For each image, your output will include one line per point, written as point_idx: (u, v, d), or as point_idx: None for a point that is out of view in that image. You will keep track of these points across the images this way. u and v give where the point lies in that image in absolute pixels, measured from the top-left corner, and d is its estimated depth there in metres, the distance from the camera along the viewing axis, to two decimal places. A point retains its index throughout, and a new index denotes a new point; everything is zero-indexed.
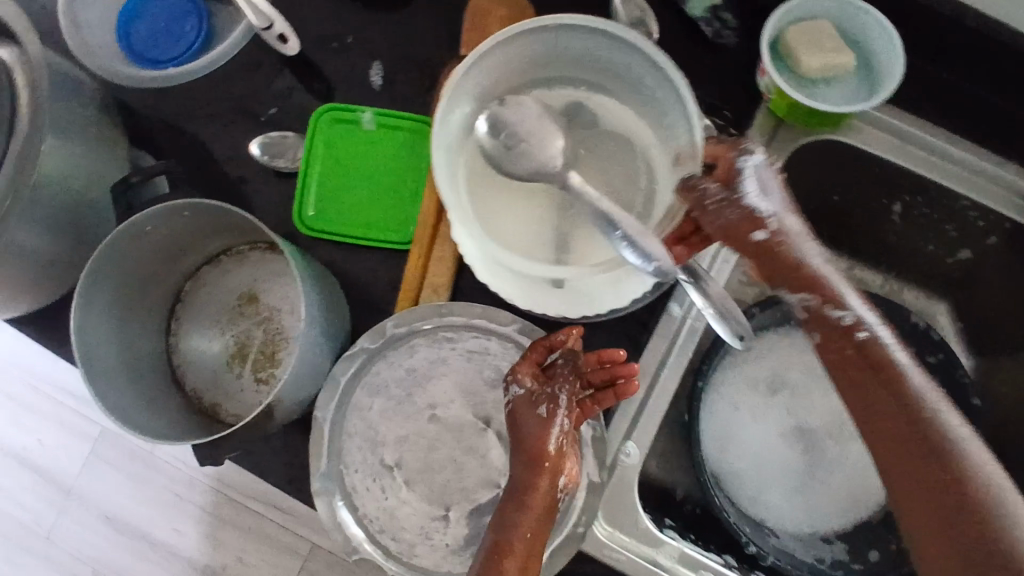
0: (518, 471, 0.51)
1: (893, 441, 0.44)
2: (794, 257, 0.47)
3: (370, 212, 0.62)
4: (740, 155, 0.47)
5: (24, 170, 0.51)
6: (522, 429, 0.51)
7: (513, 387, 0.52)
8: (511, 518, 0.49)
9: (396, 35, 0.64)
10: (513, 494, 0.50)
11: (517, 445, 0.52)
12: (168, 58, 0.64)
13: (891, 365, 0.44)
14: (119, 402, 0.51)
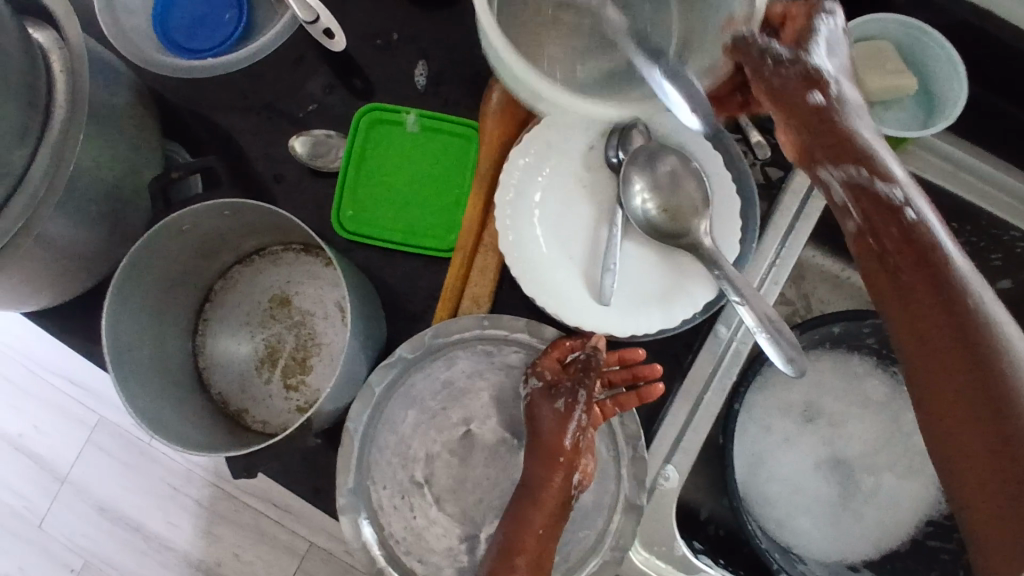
0: (533, 465, 0.51)
1: (946, 361, 0.37)
2: (841, 130, 0.41)
3: (411, 217, 0.60)
4: (820, 12, 0.43)
5: (61, 162, 0.49)
6: (538, 422, 0.52)
7: (532, 381, 0.53)
8: (521, 513, 0.49)
9: (443, 36, 0.62)
10: (526, 488, 0.50)
11: (532, 439, 0.52)
12: (204, 48, 0.61)
13: (938, 251, 0.39)
14: (150, 408, 0.49)
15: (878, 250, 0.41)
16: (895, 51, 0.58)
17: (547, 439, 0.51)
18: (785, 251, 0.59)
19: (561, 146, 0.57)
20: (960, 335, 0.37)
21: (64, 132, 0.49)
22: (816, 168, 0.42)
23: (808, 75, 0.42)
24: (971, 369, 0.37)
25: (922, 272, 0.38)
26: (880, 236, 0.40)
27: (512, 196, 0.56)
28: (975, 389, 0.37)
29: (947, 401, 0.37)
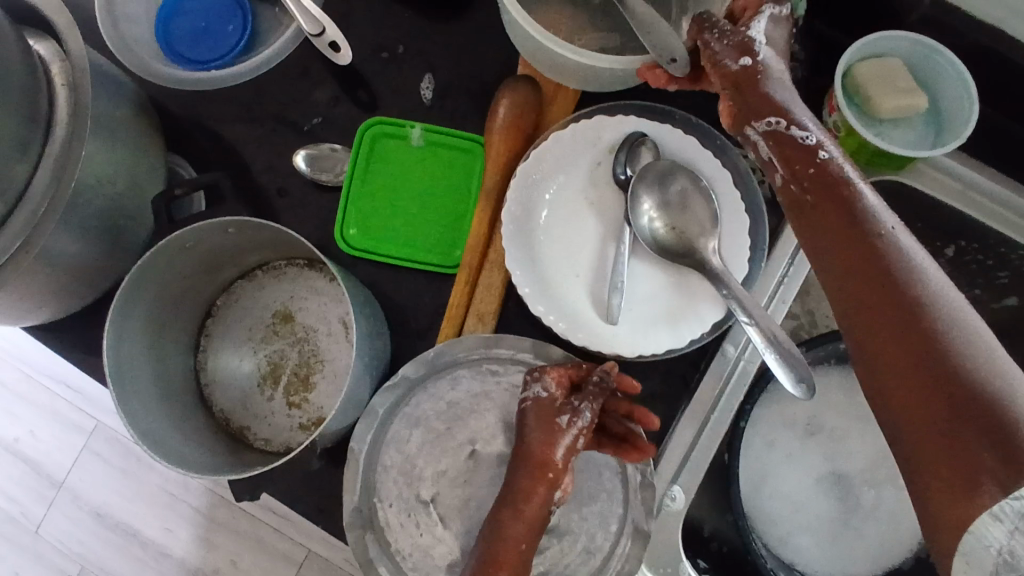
0: (519, 474, 0.48)
1: (868, 308, 0.39)
2: (767, 95, 0.45)
3: (416, 233, 0.59)
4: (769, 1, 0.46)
5: (63, 178, 0.48)
6: (532, 431, 0.49)
7: (536, 388, 0.50)
8: (503, 522, 0.47)
9: (450, 50, 0.61)
10: (509, 497, 0.48)
11: (521, 447, 0.49)
12: (208, 60, 0.61)
13: (846, 183, 0.42)
14: (151, 427, 0.49)
15: (800, 195, 0.44)
16: (905, 68, 0.57)
17: (539, 451, 0.48)
18: (792, 269, 0.58)
19: (568, 164, 0.57)
20: (881, 282, 0.39)
21: (66, 148, 0.49)
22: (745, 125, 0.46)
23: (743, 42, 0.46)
24: (884, 309, 0.38)
25: (835, 201, 0.42)
26: (805, 182, 0.44)
27: (517, 213, 0.56)
28: (893, 333, 0.38)
29: (870, 315, 0.39)
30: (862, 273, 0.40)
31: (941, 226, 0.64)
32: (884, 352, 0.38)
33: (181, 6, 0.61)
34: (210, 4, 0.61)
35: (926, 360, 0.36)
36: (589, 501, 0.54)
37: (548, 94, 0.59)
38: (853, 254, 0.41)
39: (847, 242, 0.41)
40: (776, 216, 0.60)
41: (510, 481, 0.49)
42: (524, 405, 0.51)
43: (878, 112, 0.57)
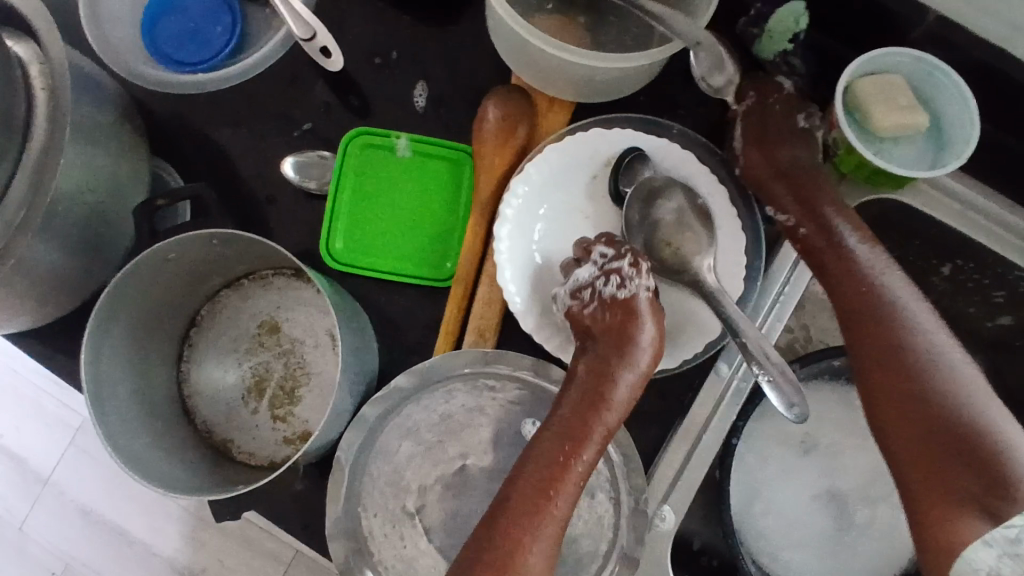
0: (618, 348, 0.46)
1: (878, 372, 0.45)
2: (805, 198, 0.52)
3: (407, 244, 0.58)
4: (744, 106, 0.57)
5: (42, 188, 0.47)
6: (639, 316, 0.47)
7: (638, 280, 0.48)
8: (611, 391, 0.45)
9: (443, 57, 0.60)
10: (611, 369, 0.46)
11: (624, 327, 0.46)
12: (195, 61, 0.59)
13: (843, 244, 0.49)
14: (130, 444, 0.48)
15: (815, 247, 0.50)
16: (906, 86, 0.56)
17: (641, 334, 0.46)
18: (791, 283, 0.57)
19: (562, 177, 0.56)
20: (887, 353, 0.45)
21: (45, 156, 0.47)
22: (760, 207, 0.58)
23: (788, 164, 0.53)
24: (891, 378, 0.44)
25: (840, 258, 0.48)
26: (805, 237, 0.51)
27: (511, 226, 0.54)
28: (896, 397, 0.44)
29: (882, 369, 0.45)
30: (874, 347, 0.45)
31: (938, 245, 0.63)
32: (894, 406, 0.44)
33: (169, 5, 0.59)
34: (199, 4, 0.60)
35: (929, 425, 0.43)
36: (578, 518, 0.54)
37: (543, 105, 0.58)
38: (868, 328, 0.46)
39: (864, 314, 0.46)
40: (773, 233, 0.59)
41: (602, 355, 0.46)
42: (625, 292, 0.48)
43: (878, 129, 0.56)
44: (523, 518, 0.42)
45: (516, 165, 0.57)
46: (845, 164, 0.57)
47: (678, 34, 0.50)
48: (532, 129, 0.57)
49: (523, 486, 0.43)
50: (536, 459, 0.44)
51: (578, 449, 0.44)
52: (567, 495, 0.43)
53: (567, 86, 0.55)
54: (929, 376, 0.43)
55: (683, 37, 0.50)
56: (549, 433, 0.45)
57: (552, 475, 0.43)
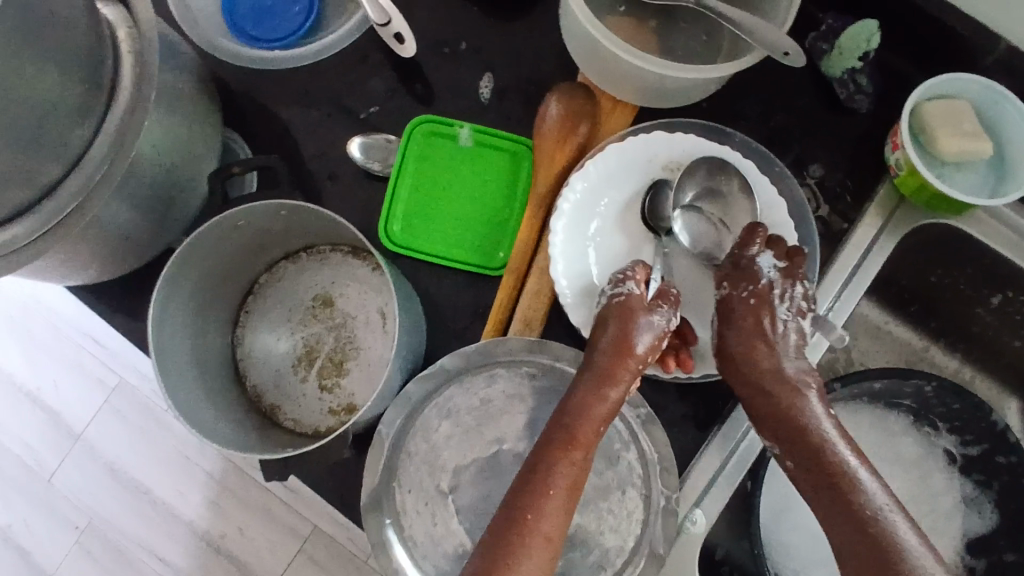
0: (605, 361, 0.49)
1: (824, 491, 0.44)
2: (761, 370, 0.48)
3: (461, 231, 0.59)
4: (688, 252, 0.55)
5: (124, 147, 0.49)
6: (627, 324, 0.49)
7: (630, 286, 0.51)
8: (587, 403, 0.48)
9: (511, 52, 0.61)
10: (598, 380, 0.48)
11: (609, 338, 0.49)
12: (271, 38, 0.61)
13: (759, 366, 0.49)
14: (186, 398, 0.49)
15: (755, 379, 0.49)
16: (972, 112, 0.56)
17: (628, 343, 0.49)
18: (836, 307, 0.58)
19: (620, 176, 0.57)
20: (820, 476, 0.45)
21: (128, 117, 0.49)
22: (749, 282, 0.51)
23: (743, 323, 0.50)
24: (841, 506, 0.43)
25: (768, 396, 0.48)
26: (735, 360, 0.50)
27: (566, 221, 0.55)
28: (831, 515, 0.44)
29: (816, 493, 0.45)
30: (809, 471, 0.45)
31: (988, 276, 0.64)
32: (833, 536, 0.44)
33: None
34: None
35: (877, 536, 0.42)
36: (609, 514, 0.54)
37: (606, 106, 0.59)
38: (812, 461, 0.45)
39: (815, 449, 0.45)
40: (827, 249, 0.59)
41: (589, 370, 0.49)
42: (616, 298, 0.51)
43: (941, 154, 0.56)
44: (506, 534, 0.44)
45: (575, 162, 0.58)
46: (904, 186, 0.57)
47: (764, 41, 0.50)
48: (594, 127, 0.58)
49: (510, 502, 0.45)
50: (522, 472, 0.46)
51: (557, 462, 0.46)
52: (549, 510, 0.45)
53: (637, 88, 0.56)
54: (846, 506, 0.43)
55: (772, 46, 0.50)
56: (537, 449, 0.47)
57: (529, 485, 0.45)
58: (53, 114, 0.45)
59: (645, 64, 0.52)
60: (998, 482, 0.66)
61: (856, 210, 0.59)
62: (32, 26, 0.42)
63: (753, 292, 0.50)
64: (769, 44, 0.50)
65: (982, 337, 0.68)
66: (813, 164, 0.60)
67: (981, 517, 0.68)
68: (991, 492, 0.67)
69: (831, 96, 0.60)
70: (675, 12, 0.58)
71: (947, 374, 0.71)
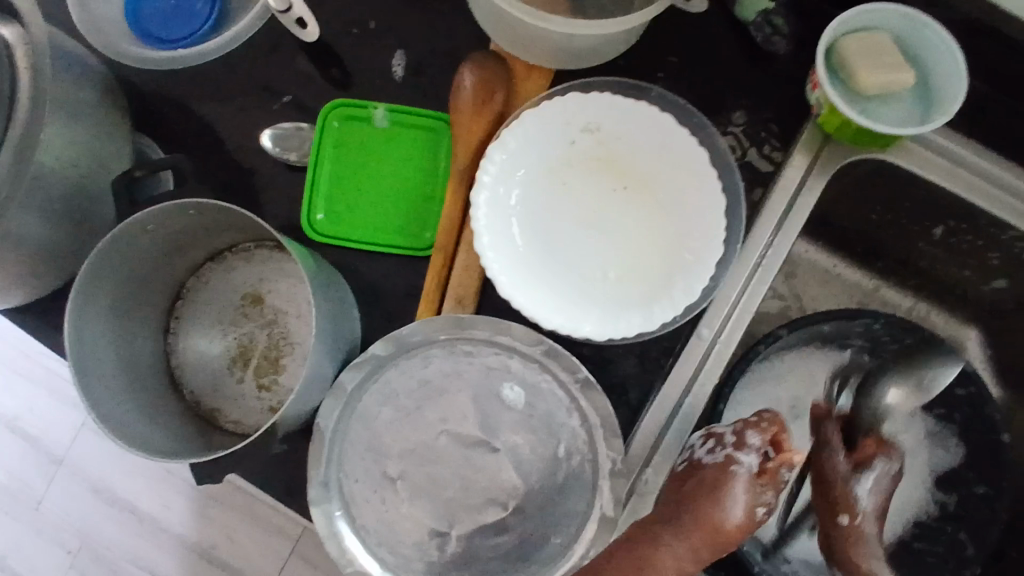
0: (692, 524, 0.44)
1: None
2: (858, 527, 0.52)
3: (386, 213, 0.58)
4: (753, 436, 0.46)
5: (24, 160, 0.48)
6: (723, 490, 0.45)
7: (748, 458, 0.46)
8: (658, 559, 0.43)
9: (421, 26, 0.60)
10: (670, 541, 0.44)
11: (701, 497, 0.45)
12: (177, 38, 0.60)
13: (855, 531, 0.52)
14: (114, 410, 0.49)
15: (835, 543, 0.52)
16: (891, 43, 0.56)
17: (725, 515, 0.44)
18: (770, 253, 0.57)
19: (540, 142, 0.56)
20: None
21: (27, 131, 0.48)
22: (792, 466, 0.46)
23: (769, 490, 0.45)
24: None
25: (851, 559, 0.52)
26: (850, 530, 0.52)
27: (488, 193, 0.54)
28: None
29: None
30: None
31: (930, 209, 0.62)
32: None
33: None
34: None
35: None
36: (559, 482, 0.53)
37: (522, 72, 0.57)
38: None
39: None
40: (759, 196, 0.58)
41: (672, 524, 0.44)
42: (725, 460, 0.46)
43: (864, 87, 0.55)
44: None
45: (494, 133, 0.57)
46: (829, 125, 0.56)
47: None
48: (509, 96, 0.57)
49: None
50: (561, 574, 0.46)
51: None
52: None
53: (547, 49, 0.55)
54: None
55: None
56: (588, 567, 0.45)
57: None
58: None
59: (548, 22, 0.51)
60: (959, 415, 0.65)
61: (784, 153, 0.59)
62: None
63: (892, 485, 0.54)
64: None
65: (930, 270, 0.68)
66: (737, 111, 0.59)
67: (947, 452, 0.66)
68: (954, 425, 0.66)
69: (749, 40, 0.59)
70: None
71: (900, 311, 0.71)
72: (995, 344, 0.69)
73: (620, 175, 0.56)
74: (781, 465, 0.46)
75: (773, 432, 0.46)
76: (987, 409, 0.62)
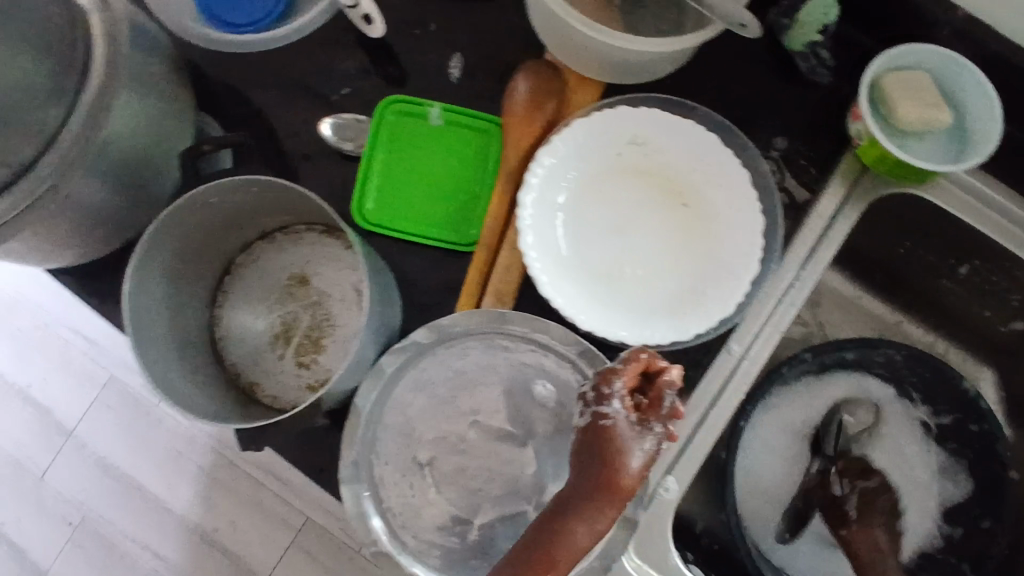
0: (588, 485, 0.41)
1: None
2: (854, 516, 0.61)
3: (433, 208, 0.60)
4: (618, 376, 0.42)
5: (95, 125, 0.49)
6: (612, 449, 0.41)
7: (617, 405, 0.42)
8: (563, 530, 0.41)
9: (480, 31, 0.62)
10: (573, 512, 0.41)
11: (595, 466, 0.41)
12: (243, 23, 0.62)
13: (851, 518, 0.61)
14: (163, 373, 0.51)
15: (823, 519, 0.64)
16: (931, 82, 0.58)
17: (621, 470, 0.41)
18: (805, 274, 0.58)
19: (588, 148, 0.57)
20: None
21: (100, 96, 0.50)
22: (674, 381, 0.43)
23: (659, 424, 0.42)
24: None
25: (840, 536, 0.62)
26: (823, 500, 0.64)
27: (534, 194, 0.56)
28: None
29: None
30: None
31: (952, 244, 0.65)
32: None
33: None
34: None
35: None
36: None
37: (573, 82, 0.60)
38: None
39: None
40: (792, 220, 0.60)
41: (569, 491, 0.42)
42: (603, 416, 0.42)
43: (902, 123, 0.57)
44: None
45: (543, 138, 0.59)
46: (866, 156, 0.59)
47: (722, 14, 0.52)
48: (560, 104, 0.59)
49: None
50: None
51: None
52: None
53: (601, 61, 0.57)
54: None
55: (727, 19, 0.52)
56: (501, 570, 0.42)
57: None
58: None
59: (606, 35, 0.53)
60: (971, 452, 0.66)
61: (820, 183, 0.61)
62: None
63: (880, 491, 0.63)
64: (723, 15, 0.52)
65: (950, 307, 0.69)
66: (778, 137, 0.61)
67: (955, 487, 0.68)
68: (964, 461, 0.67)
69: (794, 70, 0.61)
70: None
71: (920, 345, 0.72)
72: (1010, 385, 0.70)
73: (661, 188, 0.58)
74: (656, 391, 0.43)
75: (637, 364, 0.43)
76: (996, 445, 0.64)
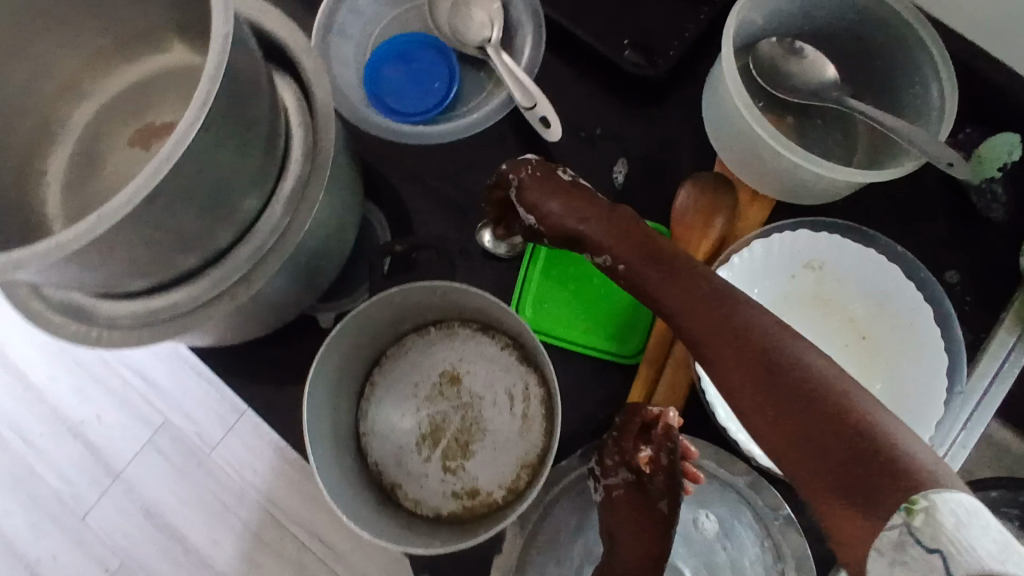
0: (625, 544, 0.51)
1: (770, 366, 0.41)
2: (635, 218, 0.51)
3: (594, 315, 0.58)
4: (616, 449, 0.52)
5: (292, 220, 0.48)
6: (635, 509, 0.51)
7: (622, 473, 0.52)
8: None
9: (648, 139, 0.62)
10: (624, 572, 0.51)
11: (625, 528, 0.51)
12: (411, 112, 0.61)
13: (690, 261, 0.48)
14: (332, 478, 0.50)
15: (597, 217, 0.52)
16: None
17: (649, 524, 0.51)
18: (975, 418, 0.57)
19: (764, 272, 0.57)
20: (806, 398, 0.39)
21: (300, 188, 0.48)
22: (672, 438, 0.50)
23: (671, 475, 0.51)
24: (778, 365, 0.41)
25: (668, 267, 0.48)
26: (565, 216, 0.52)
27: None
28: (864, 504, 0.34)
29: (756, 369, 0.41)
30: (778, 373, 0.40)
31: None
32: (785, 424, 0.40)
33: (397, 57, 0.62)
34: (423, 61, 0.62)
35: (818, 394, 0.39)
36: None
37: (745, 200, 0.59)
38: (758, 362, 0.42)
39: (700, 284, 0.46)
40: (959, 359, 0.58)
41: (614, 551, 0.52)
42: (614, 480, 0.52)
43: None
44: None
45: (712, 253, 0.58)
46: None
47: (927, 152, 0.51)
48: (732, 218, 0.58)
49: None
50: None
51: None
52: None
53: (782, 185, 0.56)
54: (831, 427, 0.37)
55: (938, 156, 0.51)
56: None
57: None
58: (230, 184, 0.43)
59: (804, 162, 0.52)
60: None
61: (992, 323, 0.58)
62: (232, 101, 0.40)
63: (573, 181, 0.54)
64: (931, 154, 0.51)
65: None
66: (951, 270, 0.60)
67: None
68: None
69: (966, 206, 0.60)
70: (817, 113, 0.60)
71: None
72: None
73: (835, 321, 0.58)
74: (658, 447, 0.51)
75: (630, 430, 0.52)
76: None
